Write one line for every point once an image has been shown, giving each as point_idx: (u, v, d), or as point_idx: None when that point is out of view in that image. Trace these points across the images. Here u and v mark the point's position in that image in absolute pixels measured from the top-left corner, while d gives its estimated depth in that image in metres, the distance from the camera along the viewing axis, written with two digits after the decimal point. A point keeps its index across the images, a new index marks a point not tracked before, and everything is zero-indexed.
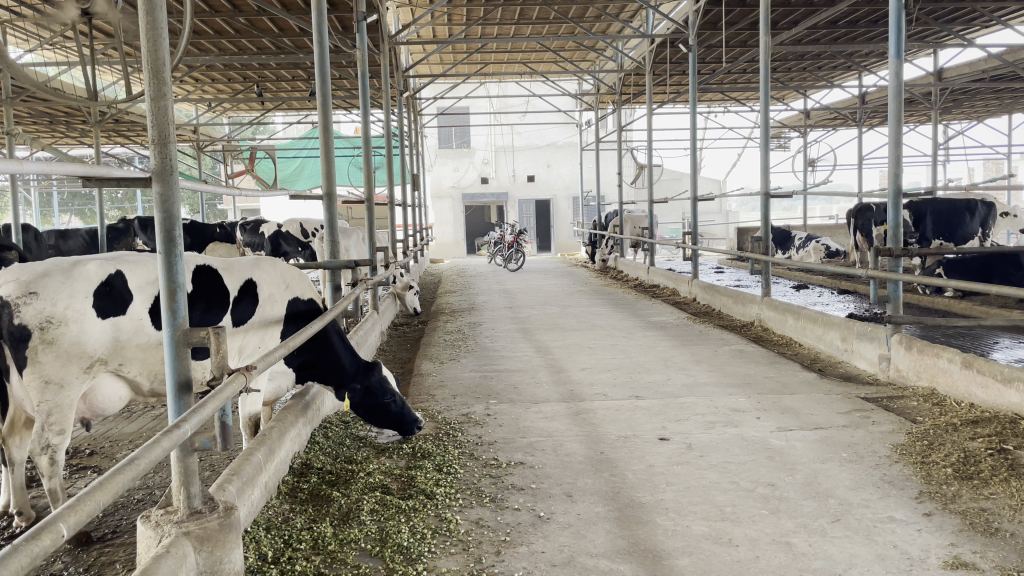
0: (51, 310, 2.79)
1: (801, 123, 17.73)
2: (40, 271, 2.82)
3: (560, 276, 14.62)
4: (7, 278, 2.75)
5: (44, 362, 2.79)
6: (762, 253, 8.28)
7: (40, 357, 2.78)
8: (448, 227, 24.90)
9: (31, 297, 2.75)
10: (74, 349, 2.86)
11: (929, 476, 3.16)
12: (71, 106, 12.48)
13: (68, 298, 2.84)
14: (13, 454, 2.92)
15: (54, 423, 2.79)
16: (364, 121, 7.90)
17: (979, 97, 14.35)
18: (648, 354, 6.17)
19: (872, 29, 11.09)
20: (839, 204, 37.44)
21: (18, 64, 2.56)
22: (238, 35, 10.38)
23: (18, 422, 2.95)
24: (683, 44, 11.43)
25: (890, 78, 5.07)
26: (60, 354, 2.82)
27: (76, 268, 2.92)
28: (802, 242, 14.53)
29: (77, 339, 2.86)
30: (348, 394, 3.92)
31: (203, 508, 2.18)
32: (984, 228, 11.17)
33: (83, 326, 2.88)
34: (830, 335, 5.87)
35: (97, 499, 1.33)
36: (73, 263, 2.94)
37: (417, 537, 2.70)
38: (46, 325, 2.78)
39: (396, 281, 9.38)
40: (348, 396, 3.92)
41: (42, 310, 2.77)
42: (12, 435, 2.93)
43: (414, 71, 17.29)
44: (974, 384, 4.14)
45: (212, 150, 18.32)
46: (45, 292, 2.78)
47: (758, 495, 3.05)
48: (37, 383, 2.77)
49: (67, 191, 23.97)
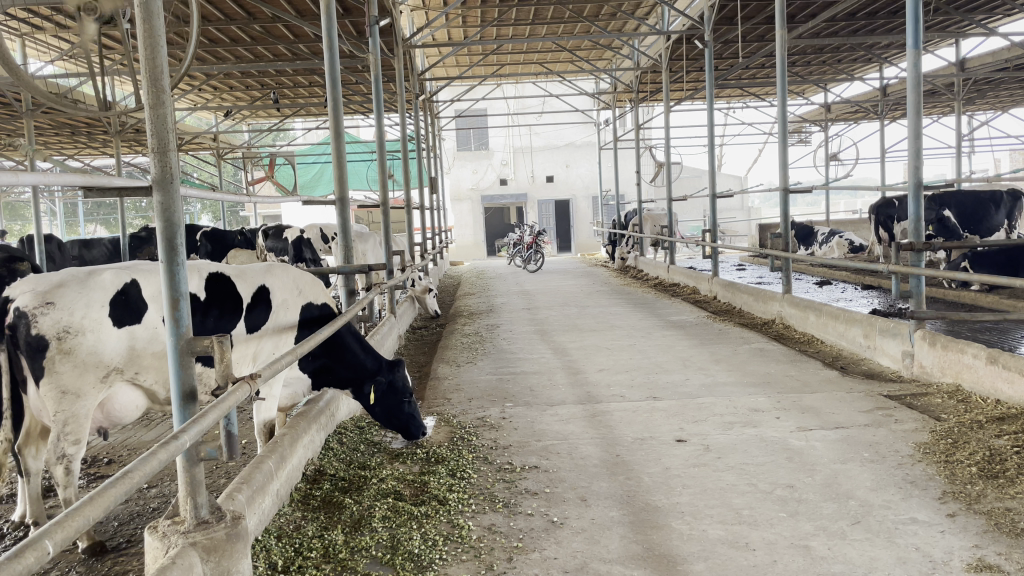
0: (68, 320, 2.81)
1: (821, 117, 17.49)
2: (57, 281, 2.86)
3: (580, 276, 14.57)
4: (25, 289, 2.80)
5: (60, 372, 2.81)
6: (782, 250, 8.15)
7: (57, 366, 2.80)
8: (468, 229, 24.91)
9: (48, 307, 2.78)
10: (90, 358, 2.88)
11: (954, 475, 3.07)
12: (92, 117, 12.68)
13: (84, 308, 2.86)
14: (30, 465, 2.95)
15: (69, 433, 2.81)
16: (378, 126, 7.88)
17: (1003, 87, 14.05)
18: (666, 354, 6.12)
19: (891, 20, 10.88)
20: (863, 199, 36.90)
21: (33, 81, 2.63)
22: (254, 42, 10.47)
23: (34, 432, 2.97)
24: (699, 40, 11.32)
25: (908, 69, 4.96)
26: (77, 364, 2.84)
27: (93, 278, 2.95)
28: (825, 239, 14.31)
29: (94, 348, 2.88)
30: (368, 389, 3.94)
31: (210, 517, 2.18)
32: (1010, 220, 10.88)
33: (99, 336, 2.90)
34: (852, 331, 5.75)
35: (85, 515, 1.33)
36: (90, 273, 2.97)
37: (429, 544, 2.68)
38: (63, 335, 2.80)
39: (414, 284, 9.40)
40: (368, 391, 3.94)
41: (58, 320, 2.79)
42: (29, 445, 2.96)
43: (430, 75, 17.33)
44: (1000, 379, 4.03)
45: (232, 158, 18.48)
46: (61, 302, 2.81)
47: (776, 498, 2.98)
48: (54, 393, 2.79)
49: (93, 201, 24.34)
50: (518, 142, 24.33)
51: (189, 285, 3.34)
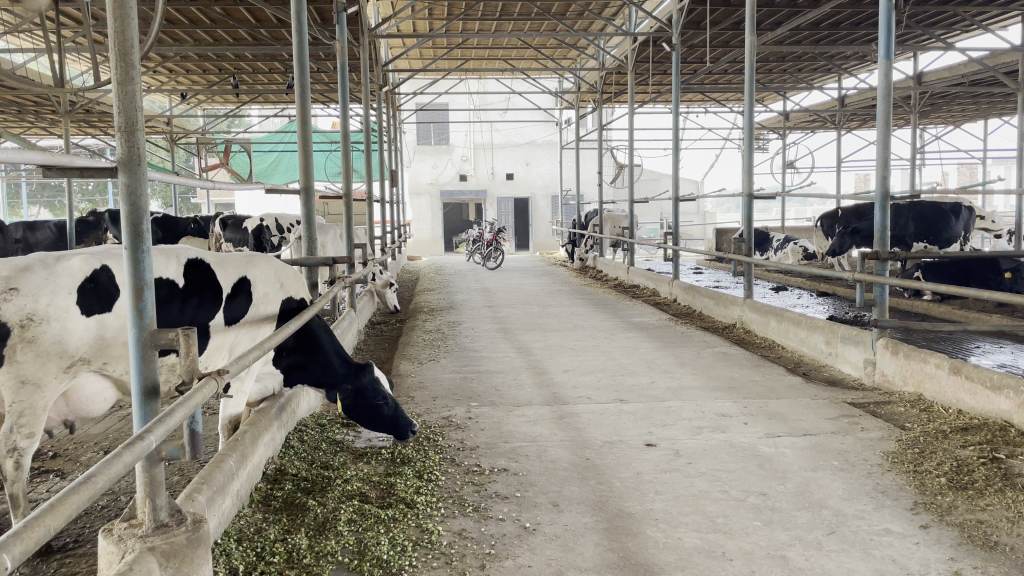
0: (34, 307, 2.62)
1: (780, 125, 17.82)
2: (21, 265, 2.65)
3: (540, 275, 14.52)
4: None
5: (22, 361, 2.61)
6: (745, 254, 8.21)
7: (19, 356, 2.60)
8: (426, 225, 24.57)
9: (12, 293, 2.57)
10: (55, 348, 2.70)
11: (923, 485, 3.10)
12: (40, 96, 12.13)
13: (50, 294, 2.68)
14: None
15: (24, 425, 2.62)
16: (343, 115, 7.53)
17: (957, 101, 14.55)
18: (631, 356, 6.10)
19: (854, 31, 11.11)
20: (814, 207, 37.97)
21: None
22: (214, 25, 10.13)
23: None
24: (665, 43, 11.36)
25: (878, 79, 5.01)
26: (39, 353, 2.65)
27: (60, 263, 2.75)
28: (780, 245, 14.56)
29: (59, 338, 2.70)
30: (340, 396, 3.75)
31: (170, 520, 2.01)
32: (966, 233, 11.20)
33: (66, 325, 2.72)
34: (814, 338, 5.82)
35: (46, 525, 1.19)
36: (56, 257, 2.78)
37: (398, 549, 2.56)
38: (28, 323, 2.61)
39: (374, 278, 9.19)
40: (340, 397, 3.75)
41: (23, 307, 2.60)
42: None
43: (394, 66, 17.06)
44: (963, 391, 4.10)
45: (185, 143, 17.91)
46: (27, 289, 2.62)
47: (750, 506, 2.96)
48: (13, 383, 2.59)
49: (35, 182, 23.37)
50: (479, 138, 24.22)
51: (166, 271, 3.15)
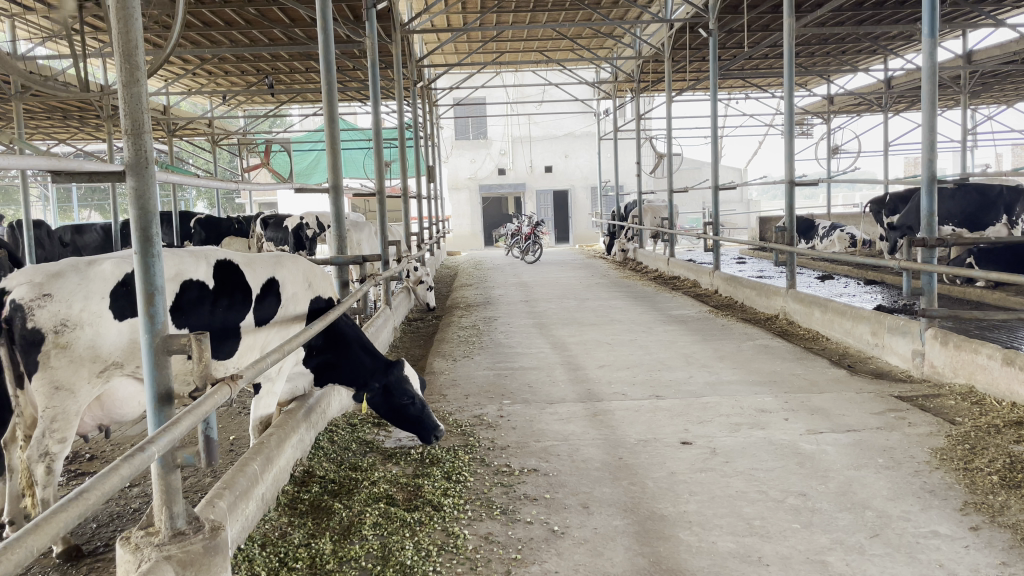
0: (67, 312, 2.66)
1: (824, 109, 17.30)
2: (54, 271, 2.69)
3: (579, 268, 14.39)
4: (20, 279, 2.63)
5: (55, 366, 2.65)
6: (788, 243, 7.94)
7: (53, 361, 2.65)
8: (465, 219, 24.58)
9: (45, 299, 2.62)
10: (87, 353, 2.73)
11: (974, 484, 2.93)
12: (83, 101, 12.42)
13: (83, 300, 2.70)
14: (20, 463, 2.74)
15: (56, 430, 2.65)
16: (374, 112, 7.49)
17: (1009, 80, 13.93)
18: (669, 350, 5.95)
19: (899, 11, 10.70)
20: (863, 193, 37.00)
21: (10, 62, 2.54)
22: (248, 26, 10.26)
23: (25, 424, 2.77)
24: (702, 28, 11.07)
25: (923, 59, 4.76)
26: (73, 358, 2.70)
27: (92, 268, 2.77)
28: (826, 232, 14.13)
29: (92, 343, 2.73)
30: (368, 394, 3.74)
31: (187, 528, 2.00)
32: (1011, 215, 10.50)
33: (99, 330, 2.74)
34: (860, 328, 5.60)
35: (27, 545, 1.16)
36: (90, 262, 2.80)
37: (422, 554, 2.52)
38: (61, 328, 2.65)
39: (409, 274, 9.16)
40: (369, 395, 3.74)
41: (56, 312, 2.64)
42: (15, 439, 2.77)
43: (429, 61, 17.10)
44: (1017, 382, 3.89)
45: (226, 144, 18.17)
46: (59, 294, 2.65)
47: (789, 507, 2.83)
48: (46, 389, 2.64)
49: (85, 187, 24.01)
50: (517, 132, 24.19)
51: (196, 272, 3.15)
